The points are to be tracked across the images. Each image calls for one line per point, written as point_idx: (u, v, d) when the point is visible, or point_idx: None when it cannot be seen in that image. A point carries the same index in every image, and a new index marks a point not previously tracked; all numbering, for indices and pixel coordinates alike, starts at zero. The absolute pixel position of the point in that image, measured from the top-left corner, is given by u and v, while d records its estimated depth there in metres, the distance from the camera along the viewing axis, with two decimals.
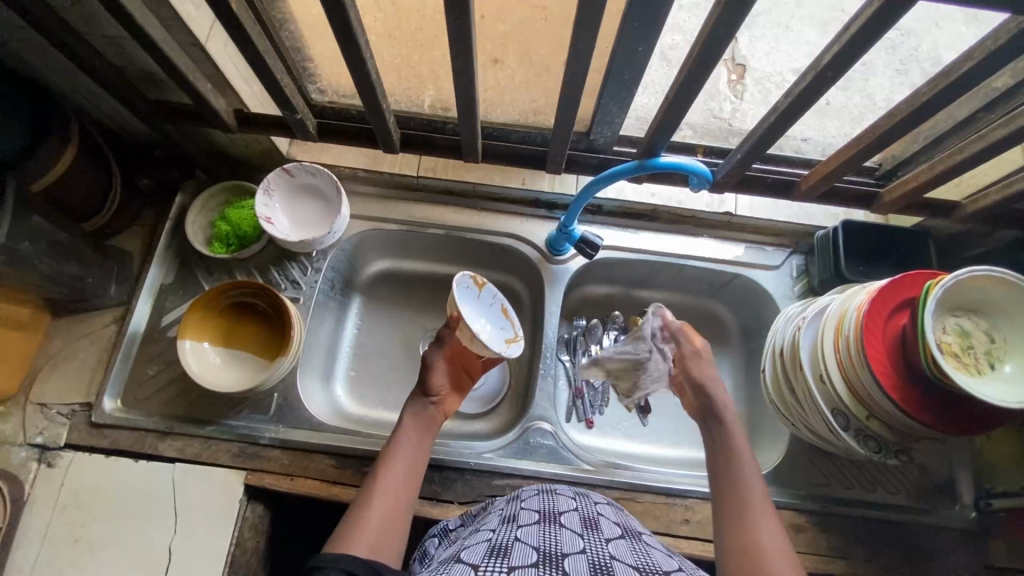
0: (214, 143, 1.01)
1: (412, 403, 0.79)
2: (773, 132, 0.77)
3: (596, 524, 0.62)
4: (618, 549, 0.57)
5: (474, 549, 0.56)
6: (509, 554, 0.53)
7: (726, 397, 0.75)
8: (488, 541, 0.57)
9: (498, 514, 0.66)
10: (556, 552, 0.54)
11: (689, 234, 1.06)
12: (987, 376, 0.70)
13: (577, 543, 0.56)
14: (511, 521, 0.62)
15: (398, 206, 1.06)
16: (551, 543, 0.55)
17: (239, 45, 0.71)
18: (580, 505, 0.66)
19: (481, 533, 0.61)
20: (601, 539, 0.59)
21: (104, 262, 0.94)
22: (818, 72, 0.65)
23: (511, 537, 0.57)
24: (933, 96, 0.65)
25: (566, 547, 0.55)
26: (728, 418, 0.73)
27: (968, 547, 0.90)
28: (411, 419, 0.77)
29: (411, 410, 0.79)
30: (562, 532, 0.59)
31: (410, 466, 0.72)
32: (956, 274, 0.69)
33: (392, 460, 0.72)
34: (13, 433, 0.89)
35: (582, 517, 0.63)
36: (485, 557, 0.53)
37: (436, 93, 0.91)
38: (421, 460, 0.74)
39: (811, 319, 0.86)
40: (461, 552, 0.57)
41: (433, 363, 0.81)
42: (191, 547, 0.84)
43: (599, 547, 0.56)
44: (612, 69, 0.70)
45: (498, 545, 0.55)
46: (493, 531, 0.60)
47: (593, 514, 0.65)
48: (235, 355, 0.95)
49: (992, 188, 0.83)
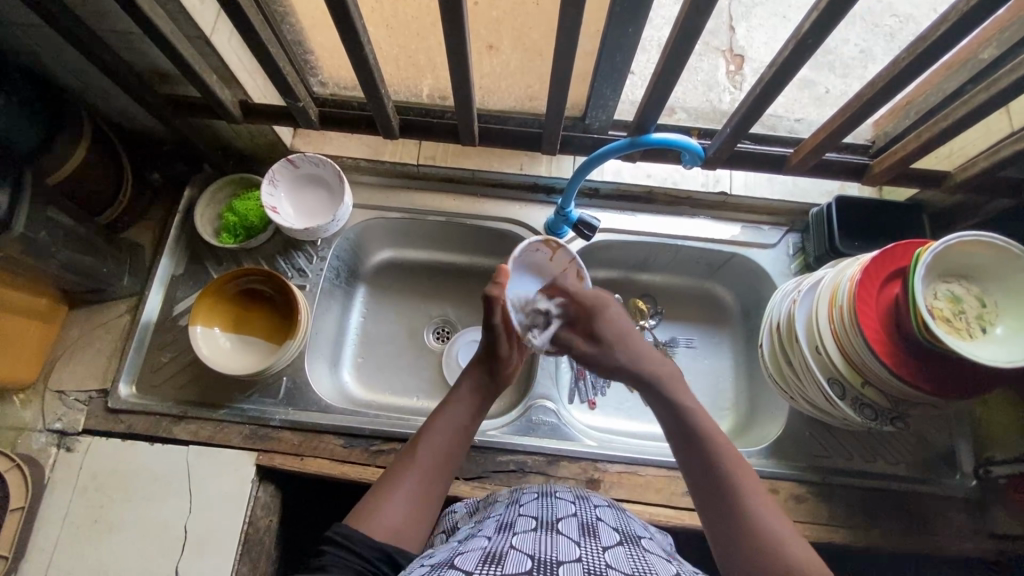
0: (219, 136, 1.04)
1: (470, 375, 0.78)
2: (761, 103, 0.79)
3: (595, 531, 0.59)
4: (615, 557, 0.55)
5: (467, 555, 0.54)
6: (503, 562, 0.51)
7: (659, 368, 0.72)
8: (483, 547, 0.55)
9: (496, 519, 0.64)
10: (551, 560, 0.52)
11: (685, 215, 1.08)
12: (978, 339, 0.71)
13: (573, 551, 0.54)
14: (507, 527, 0.60)
15: (399, 195, 1.09)
16: (546, 550, 0.53)
17: (243, 35, 0.74)
18: (579, 510, 0.63)
19: (475, 540, 0.59)
20: (598, 547, 0.56)
21: (118, 254, 0.98)
22: (800, 41, 0.67)
23: (506, 544, 0.55)
24: (914, 62, 0.68)
25: (561, 555, 0.53)
26: (675, 393, 0.69)
27: (970, 514, 0.90)
28: (469, 396, 0.75)
29: (471, 382, 0.77)
30: (558, 539, 0.56)
31: (452, 447, 0.71)
32: (945, 240, 0.70)
33: (437, 436, 0.71)
34: (34, 419, 0.93)
35: (580, 522, 0.60)
36: (479, 564, 0.51)
37: (433, 82, 0.94)
38: (465, 443, 0.73)
39: (806, 292, 0.87)
40: (455, 557, 0.55)
41: (499, 328, 0.76)
42: (205, 526, 0.86)
43: (595, 556, 0.54)
44: (602, 51, 0.73)
45: (492, 552, 0.53)
46: (489, 538, 0.58)
47: (592, 519, 0.62)
48: (244, 340, 0.98)
49: (980, 156, 0.84)
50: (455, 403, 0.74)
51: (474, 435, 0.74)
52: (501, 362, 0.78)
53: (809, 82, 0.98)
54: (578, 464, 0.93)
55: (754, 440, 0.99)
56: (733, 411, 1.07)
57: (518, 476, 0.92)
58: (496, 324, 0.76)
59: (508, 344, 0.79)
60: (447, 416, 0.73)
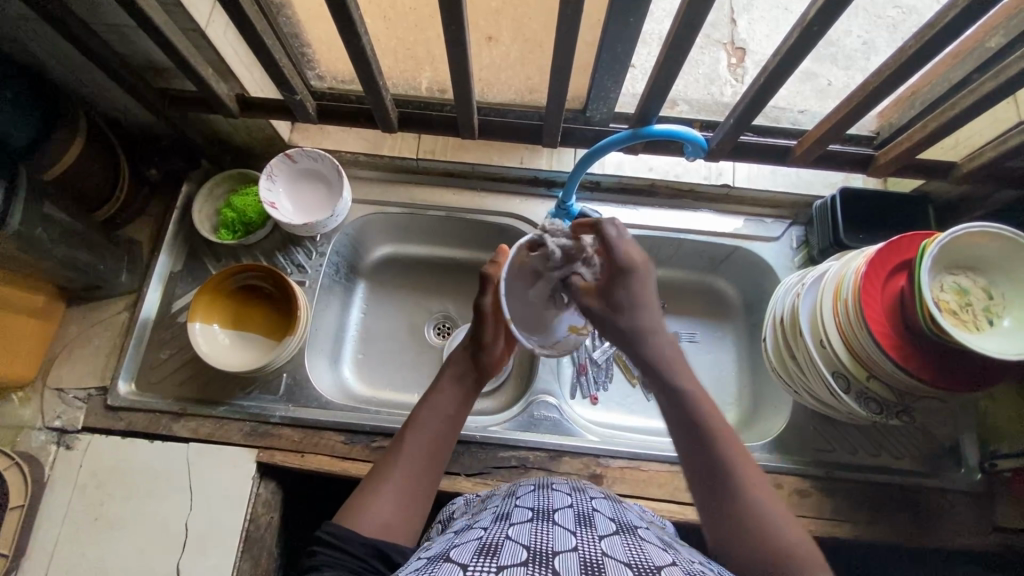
0: (218, 131, 1.03)
1: (459, 360, 0.79)
2: (763, 94, 0.78)
3: (591, 520, 0.59)
4: (612, 545, 0.54)
5: (463, 547, 0.53)
6: (499, 553, 0.51)
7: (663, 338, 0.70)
8: (478, 539, 0.54)
9: (492, 512, 0.63)
10: (546, 551, 0.51)
11: (687, 208, 1.07)
12: (985, 332, 0.70)
13: (569, 541, 0.53)
14: (504, 520, 0.59)
15: (399, 190, 1.08)
16: (542, 541, 0.53)
17: (238, 26, 0.73)
18: (575, 501, 0.63)
19: (472, 532, 0.58)
20: (594, 536, 0.55)
21: (116, 251, 0.97)
22: (805, 28, 0.66)
23: (502, 535, 0.54)
24: (924, 47, 0.66)
25: (557, 545, 0.52)
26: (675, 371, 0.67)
27: (975, 509, 0.90)
28: (453, 383, 0.76)
29: (455, 370, 0.78)
30: (555, 530, 0.55)
31: (439, 435, 0.71)
32: (952, 231, 0.70)
33: (423, 427, 0.70)
34: (33, 417, 0.93)
35: (577, 513, 0.60)
36: (475, 556, 0.51)
37: (432, 74, 0.92)
38: (452, 430, 0.72)
39: (810, 285, 0.86)
40: (451, 549, 0.54)
41: (489, 308, 0.80)
42: (205, 523, 0.86)
43: (591, 544, 0.53)
44: (603, 42, 0.71)
45: (488, 543, 0.53)
46: (484, 529, 0.57)
47: (589, 510, 0.61)
48: (243, 336, 0.97)
49: (987, 146, 0.83)
50: (440, 391, 0.75)
51: (462, 422, 0.73)
52: (488, 350, 0.80)
53: (811, 73, 0.97)
54: (580, 459, 0.92)
55: (757, 434, 0.99)
56: (737, 406, 1.07)
57: (520, 471, 0.91)
58: (486, 305, 0.80)
59: (494, 329, 0.81)
60: (430, 407, 0.73)
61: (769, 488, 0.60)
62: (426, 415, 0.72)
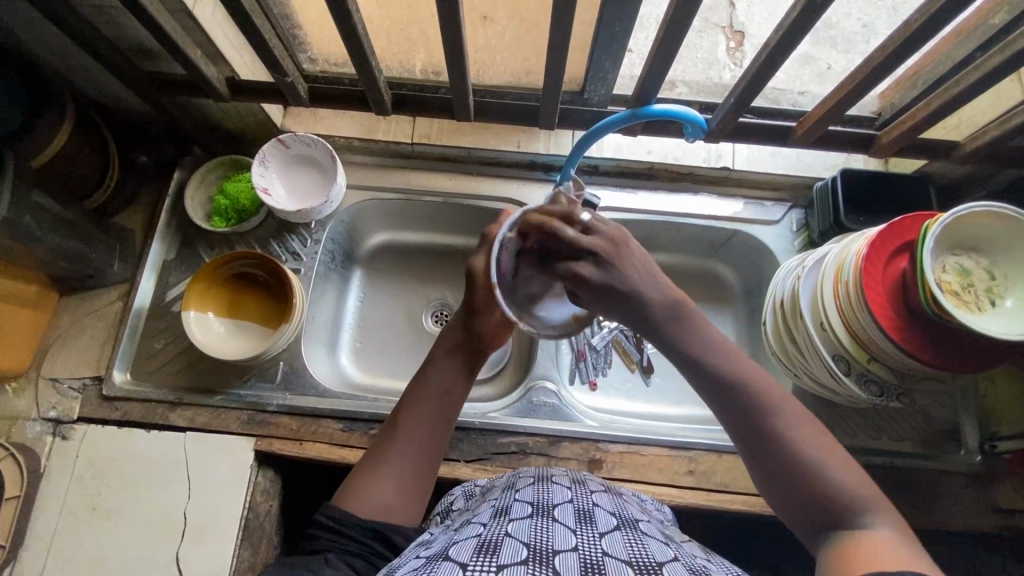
0: (208, 117, 1.01)
1: (452, 328, 0.74)
2: (763, 74, 0.76)
3: (591, 516, 0.58)
4: (612, 543, 0.53)
5: (462, 545, 0.53)
6: (499, 551, 0.50)
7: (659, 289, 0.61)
8: (477, 536, 0.54)
9: (492, 506, 0.62)
10: (547, 549, 0.51)
11: (686, 191, 1.05)
12: (987, 313, 0.70)
13: (569, 540, 0.53)
14: (502, 515, 0.58)
15: (395, 175, 1.07)
16: (542, 539, 0.52)
17: (227, 5, 0.71)
18: (575, 496, 0.62)
19: (471, 528, 0.57)
20: (595, 533, 0.55)
21: (107, 239, 0.95)
22: (808, 2, 0.64)
23: (502, 532, 0.54)
24: (931, 20, 0.65)
25: (557, 544, 0.52)
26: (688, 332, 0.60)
27: (974, 490, 0.90)
28: (446, 356, 0.72)
29: (448, 341, 0.73)
30: (555, 528, 0.55)
31: (434, 412, 0.68)
32: (956, 211, 0.69)
33: (415, 406, 0.68)
34: (28, 408, 0.92)
35: (577, 509, 0.59)
36: (474, 554, 0.50)
37: (427, 56, 0.90)
38: (452, 405, 0.70)
39: (811, 267, 0.85)
40: (449, 548, 0.53)
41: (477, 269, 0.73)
42: (204, 511, 0.86)
43: (592, 543, 0.53)
44: (600, 20, 0.69)
45: (488, 541, 0.52)
46: (483, 526, 0.57)
47: (589, 505, 0.61)
48: (239, 324, 0.96)
49: (991, 124, 0.82)
50: (435, 365, 0.71)
51: (462, 395, 0.71)
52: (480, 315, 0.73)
53: (810, 57, 0.96)
54: (580, 445, 0.92)
55: None
56: None
57: (519, 457, 0.91)
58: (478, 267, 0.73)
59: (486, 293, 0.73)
60: (426, 382, 0.70)
61: (823, 436, 0.54)
62: (420, 394, 0.69)
